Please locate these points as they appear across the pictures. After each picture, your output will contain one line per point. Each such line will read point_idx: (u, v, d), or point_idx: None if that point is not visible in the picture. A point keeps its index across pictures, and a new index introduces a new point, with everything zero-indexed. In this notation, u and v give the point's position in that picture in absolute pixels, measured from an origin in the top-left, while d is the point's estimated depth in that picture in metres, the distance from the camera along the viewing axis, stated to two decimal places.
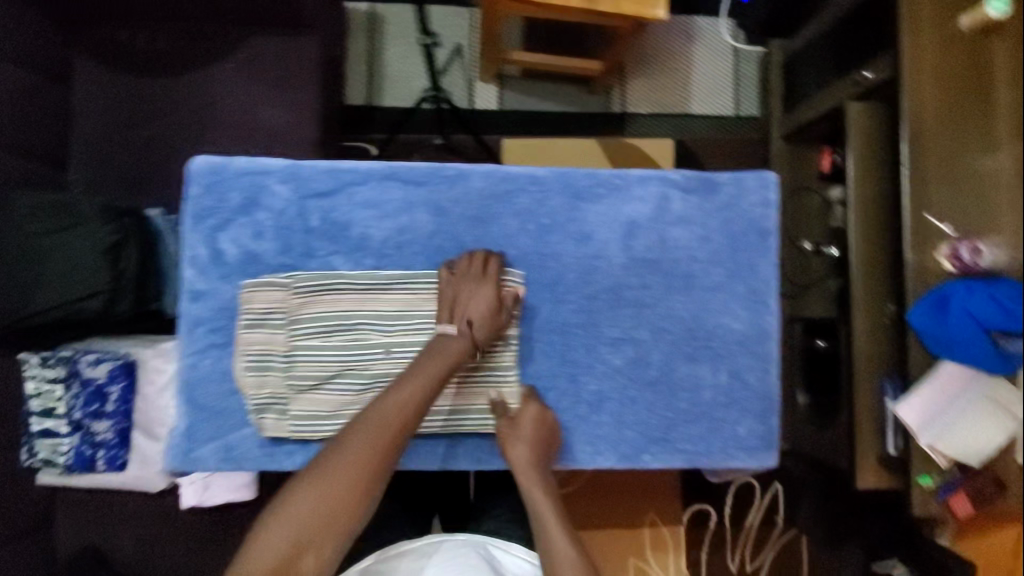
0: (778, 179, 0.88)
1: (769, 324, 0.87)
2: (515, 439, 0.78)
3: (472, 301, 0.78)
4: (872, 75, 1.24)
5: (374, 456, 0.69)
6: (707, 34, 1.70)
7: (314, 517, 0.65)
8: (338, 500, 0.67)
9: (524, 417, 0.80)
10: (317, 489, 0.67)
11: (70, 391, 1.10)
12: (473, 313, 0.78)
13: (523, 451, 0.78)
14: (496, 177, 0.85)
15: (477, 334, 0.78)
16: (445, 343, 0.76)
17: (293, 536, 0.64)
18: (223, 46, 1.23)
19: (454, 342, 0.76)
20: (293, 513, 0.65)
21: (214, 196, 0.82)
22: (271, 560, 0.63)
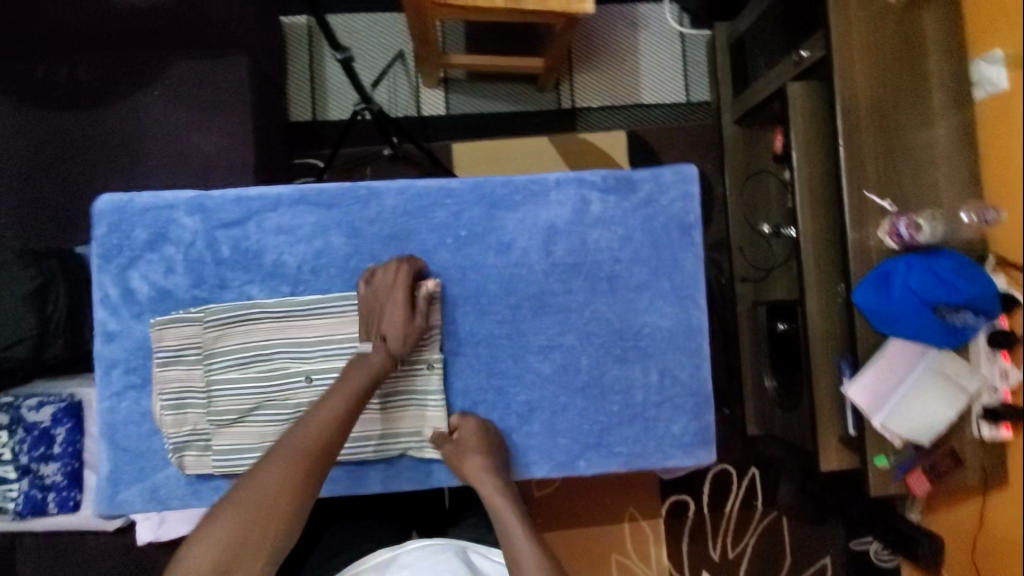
0: (698, 172, 0.86)
1: (698, 320, 0.86)
2: (462, 454, 0.77)
3: (386, 316, 0.77)
4: (807, 54, 1.23)
5: (288, 483, 0.69)
6: (652, 21, 1.68)
7: (231, 551, 0.65)
8: (251, 528, 0.67)
9: (467, 434, 0.79)
10: (231, 520, 0.66)
11: (15, 437, 1.08)
12: (389, 325, 0.77)
13: (474, 464, 0.77)
14: (408, 193, 0.83)
15: (392, 344, 0.77)
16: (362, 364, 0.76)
17: (209, 567, 0.64)
18: (146, 72, 1.20)
19: (377, 355, 0.76)
20: (208, 544, 0.65)
21: (120, 232, 0.81)
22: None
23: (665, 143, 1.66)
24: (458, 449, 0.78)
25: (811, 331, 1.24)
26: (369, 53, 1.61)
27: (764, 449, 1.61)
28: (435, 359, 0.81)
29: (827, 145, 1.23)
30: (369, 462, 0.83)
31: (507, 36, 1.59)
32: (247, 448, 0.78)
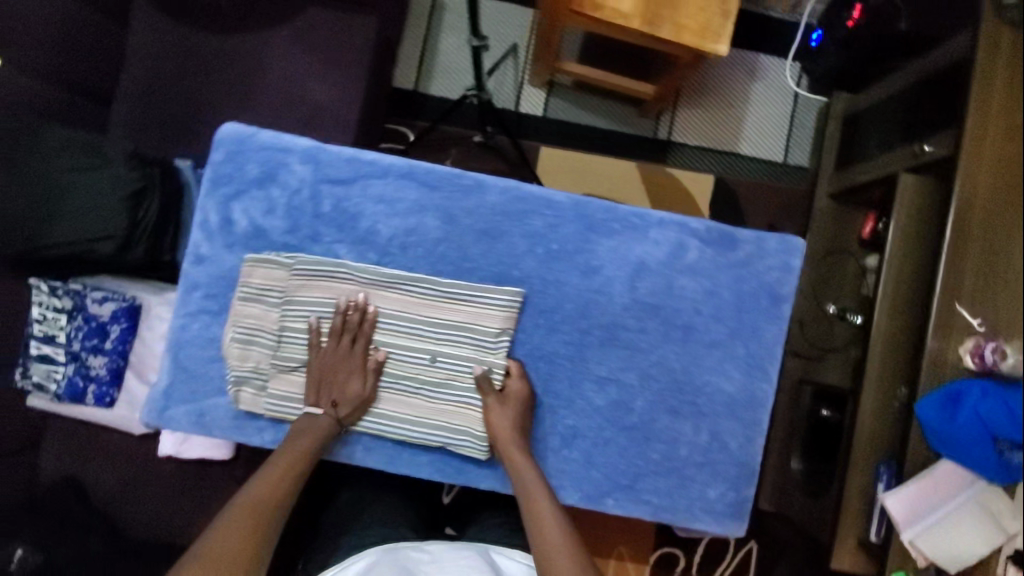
0: (804, 248, 0.83)
1: (763, 392, 0.83)
2: (500, 410, 0.78)
3: (336, 383, 0.79)
4: (932, 149, 1.18)
5: (276, 495, 0.73)
6: (769, 75, 1.65)
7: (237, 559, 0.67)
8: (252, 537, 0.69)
9: (513, 393, 0.79)
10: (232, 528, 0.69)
11: (72, 323, 1.12)
12: (338, 392, 0.79)
13: (508, 426, 0.78)
14: (511, 195, 0.83)
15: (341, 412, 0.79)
16: (310, 424, 0.79)
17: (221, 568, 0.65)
18: (281, 14, 1.27)
19: (324, 420, 0.79)
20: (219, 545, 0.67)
21: (234, 164, 0.83)
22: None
23: (751, 198, 1.64)
24: (502, 403, 0.78)
25: (857, 425, 1.21)
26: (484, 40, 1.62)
27: (770, 526, 1.57)
28: (497, 365, 0.80)
29: (928, 244, 1.20)
30: (407, 443, 0.83)
31: (623, 54, 1.57)
32: (302, 397, 0.81)
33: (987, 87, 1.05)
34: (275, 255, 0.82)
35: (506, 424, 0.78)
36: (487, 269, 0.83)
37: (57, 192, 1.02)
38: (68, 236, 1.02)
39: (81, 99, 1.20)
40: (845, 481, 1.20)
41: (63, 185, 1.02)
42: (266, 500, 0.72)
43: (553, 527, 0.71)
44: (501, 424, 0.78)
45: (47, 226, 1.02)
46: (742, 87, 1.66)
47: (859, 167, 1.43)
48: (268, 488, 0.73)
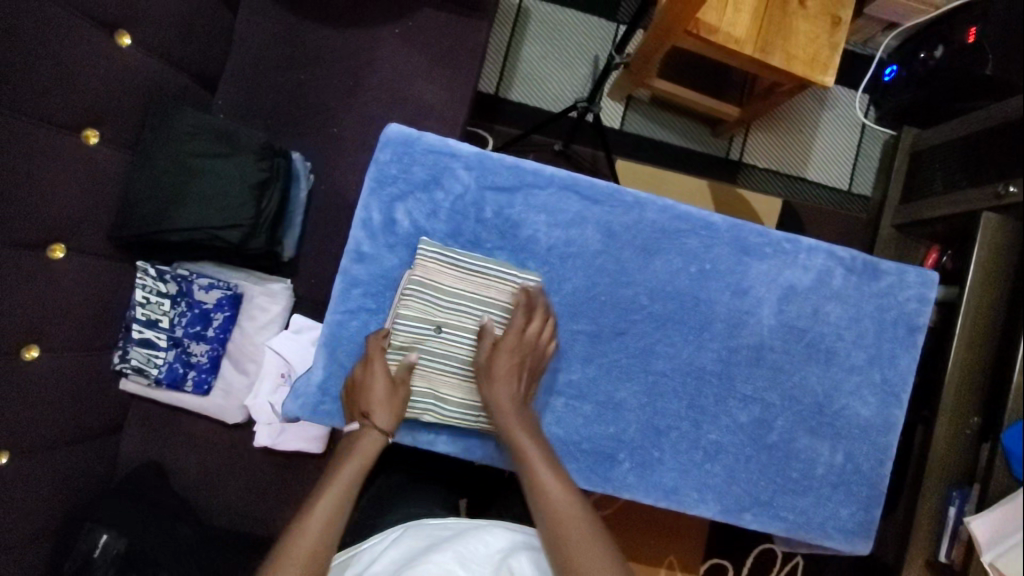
0: (939, 281, 0.88)
1: (894, 417, 0.88)
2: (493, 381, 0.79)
3: (369, 393, 0.78)
4: (1015, 191, 1.22)
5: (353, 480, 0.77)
6: (839, 104, 1.70)
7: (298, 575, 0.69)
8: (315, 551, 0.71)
9: (499, 355, 0.79)
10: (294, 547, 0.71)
11: (176, 309, 1.11)
12: (375, 402, 0.78)
13: (507, 396, 0.79)
14: (670, 214, 0.85)
15: (381, 421, 0.78)
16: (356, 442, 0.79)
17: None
18: (393, 9, 1.24)
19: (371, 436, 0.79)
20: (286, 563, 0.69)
21: (399, 164, 0.84)
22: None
23: (816, 223, 1.68)
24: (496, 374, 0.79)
25: (932, 451, 1.25)
26: (569, 49, 1.63)
27: None
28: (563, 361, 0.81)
29: (1004, 283, 1.24)
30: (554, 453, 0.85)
31: (704, 73, 1.59)
32: (455, 400, 0.82)
33: None
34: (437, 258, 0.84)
35: (506, 390, 0.79)
36: (643, 284, 0.85)
37: (183, 178, 1.02)
38: (192, 223, 1.01)
39: (192, 81, 1.18)
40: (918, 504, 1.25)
41: (192, 169, 1.02)
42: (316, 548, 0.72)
43: (570, 508, 0.74)
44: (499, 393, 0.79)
45: (173, 210, 1.01)
46: (812, 115, 1.70)
47: (925, 202, 1.48)
48: (315, 538, 0.72)
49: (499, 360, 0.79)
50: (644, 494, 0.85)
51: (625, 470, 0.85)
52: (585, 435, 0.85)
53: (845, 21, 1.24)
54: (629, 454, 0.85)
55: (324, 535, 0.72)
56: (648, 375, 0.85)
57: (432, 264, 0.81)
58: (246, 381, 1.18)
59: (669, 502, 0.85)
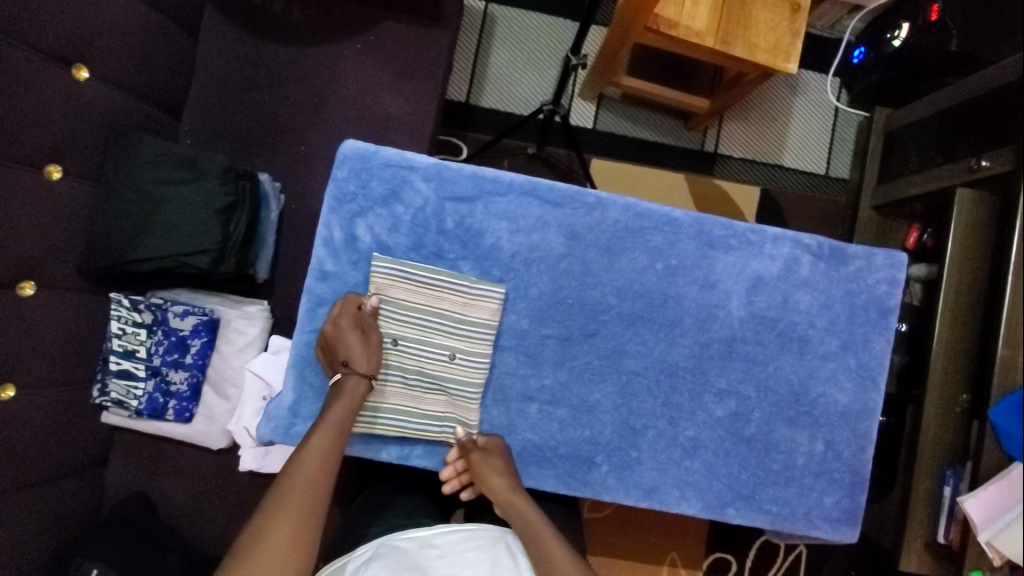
0: (908, 261, 0.87)
1: (873, 402, 0.87)
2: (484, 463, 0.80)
3: (342, 350, 0.78)
4: (987, 164, 1.22)
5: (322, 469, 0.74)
6: (811, 89, 1.70)
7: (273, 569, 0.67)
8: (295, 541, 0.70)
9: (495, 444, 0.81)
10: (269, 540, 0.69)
11: (153, 338, 1.11)
12: (347, 350, 0.78)
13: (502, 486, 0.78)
14: (632, 212, 0.84)
15: (362, 366, 0.78)
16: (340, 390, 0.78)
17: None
18: (354, 25, 1.24)
19: (354, 380, 0.77)
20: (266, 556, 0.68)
21: (357, 180, 0.83)
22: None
23: (795, 210, 1.68)
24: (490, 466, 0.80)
25: (922, 432, 1.24)
26: (536, 52, 1.63)
27: None
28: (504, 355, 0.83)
29: (983, 258, 1.24)
30: (532, 460, 0.85)
31: (672, 67, 1.59)
32: (417, 412, 0.82)
33: None
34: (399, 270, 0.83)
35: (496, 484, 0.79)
36: (610, 284, 0.84)
37: (147, 206, 1.01)
38: (159, 251, 1.01)
39: (156, 109, 1.18)
40: (912, 486, 1.25)
41: (157, 197, 1.01)
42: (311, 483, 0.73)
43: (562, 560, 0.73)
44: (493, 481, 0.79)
45: (139, 239, 1.00)
46: (784, 101, 1.70)
47: (902, 181, 1.48)
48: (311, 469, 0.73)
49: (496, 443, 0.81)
50: (625, 494, 0.85)
51: (604, 472, 0.85)
52: (560, 438, 0.84)
53: (806, 7, 1.24)
54: (606, 457, 0.85)
55: (322, 470, 0.74)
56: (621, 375, 0.85)
57: (381, 283, 0.81)
58: (227, 407, 1.17)
59: (651, 501, 0.85)
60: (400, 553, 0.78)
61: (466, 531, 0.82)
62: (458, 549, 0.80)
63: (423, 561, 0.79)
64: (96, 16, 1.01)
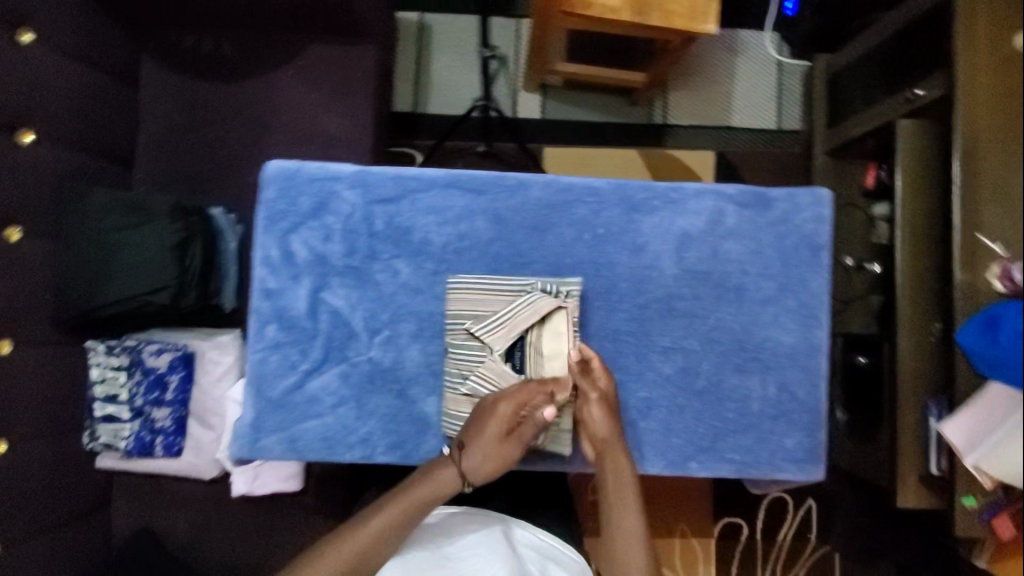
0: (832, 196, 0.88)
1: (819, 339, 0.87)
2: (596, 400, 0.81)
3: (484, 435, 0.78)
4: (924, 92, 1.23)
5: (429, 492, 0.79)
6: (749, 48, 1.71)
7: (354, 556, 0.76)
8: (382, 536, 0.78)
9: (488, 432, 0.77)
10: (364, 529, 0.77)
11: (132, 379, 1.15)
12: (473, 452, 0.78)
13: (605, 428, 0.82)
14: (554, 188, 0.87)
15: (467, 462, 0.78)
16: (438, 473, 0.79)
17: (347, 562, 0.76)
18: (285, 55, 1.31)
19: (448, 472, 0.78)
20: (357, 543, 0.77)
21: (285, 199, 0.87)
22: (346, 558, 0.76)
23: (752, 168, 1.70)
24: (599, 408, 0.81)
25: (900, 367, 1.23)
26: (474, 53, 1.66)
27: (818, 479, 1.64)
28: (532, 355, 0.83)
29: (933, 186, 1.25)
30: None
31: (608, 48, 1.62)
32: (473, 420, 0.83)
33: (972, 25, 1.11)
34: (339, 279, 0.86)
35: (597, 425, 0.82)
36: (541, 262, 0.87)
37: (103, 255, 1.04)
38: (122, 294, 1.04)
39: (109, 162, 1.23)
40: (898, 421, 1.23)
41: (111, 245, 1.04)
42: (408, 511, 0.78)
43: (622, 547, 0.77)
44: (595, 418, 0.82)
45: (101, 288, 1.03)
46: (726, 62, 1.72)
47: (849, 122, 1.50)
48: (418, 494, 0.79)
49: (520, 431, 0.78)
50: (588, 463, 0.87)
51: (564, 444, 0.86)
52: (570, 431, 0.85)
53: None
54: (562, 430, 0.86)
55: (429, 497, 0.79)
56: None
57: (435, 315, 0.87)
58: (214, 436, 1.19)
59: None
60: (412, 528, 0.89)
61: (470, 517, 0.92)
62: (460, 530, 0.90)
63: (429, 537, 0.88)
64: (32, 82, 1.05)
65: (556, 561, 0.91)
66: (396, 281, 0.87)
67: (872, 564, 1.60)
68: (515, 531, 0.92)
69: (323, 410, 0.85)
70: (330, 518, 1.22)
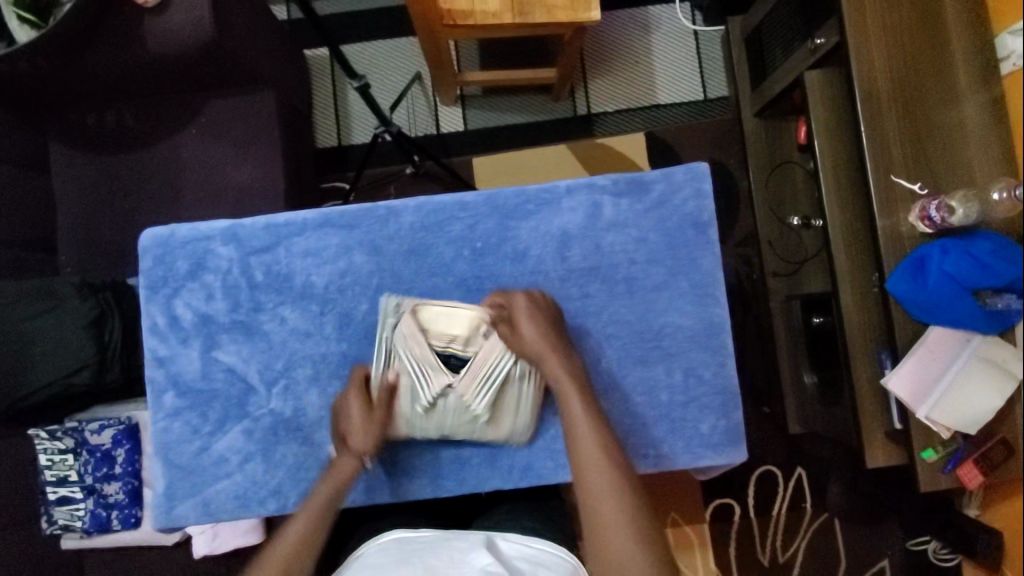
0: (707, 168, 0.94)
1: (717, 316, 0.93)
2: (576, 396, 0.81)
3: (347, 421, 0.87)
4: (823, 41, 1.21)
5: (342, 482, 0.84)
6: (663, 23, 1.68)
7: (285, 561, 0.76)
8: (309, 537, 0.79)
9: (354, 420, 0.86)
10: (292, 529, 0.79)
11: (79, 460, 1.16)
12: (351, 422, 0.86)
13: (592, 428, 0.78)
14: (423, 212, 0.93)
15: (355, 446, 0.86)
16: (336, 466, 0.85)
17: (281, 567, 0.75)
18: (184, 113, 1.29)
19: (348, 459, 0.85)
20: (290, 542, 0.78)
21: (163, 266, 0.94)
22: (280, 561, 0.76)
23: (685, 143, 1.65)
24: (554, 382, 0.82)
25: (845, 324, 1.19)
26: (388, 77, 1.64)
27: (807, 447, 1.56)
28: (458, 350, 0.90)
29: (849, 134, 1.20)
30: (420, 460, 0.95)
31: (516, 48, 1.59)
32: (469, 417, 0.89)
33: None
34: (227, 336, 0.93)
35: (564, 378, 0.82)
36: (419, 286, 0.94)
37: (23, 344, 1.06)
38: (45, 380, 1.07)
39: (30, 250, 1.25)
40: (853, 379, 1.18)
41: (27, 333, 1.07)
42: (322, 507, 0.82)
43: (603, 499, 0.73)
44: (577, 415, 0.80)
45: (25, 374, 1.06)
46: (641, 41, 1.68)
47: (770, 80, 1.45)
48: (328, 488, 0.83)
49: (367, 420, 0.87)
50: (505, 478, 0.95)
51: (476, 464, 0.95)
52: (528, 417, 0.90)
53: None
54: (474, 451, 0.95)
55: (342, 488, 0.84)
56: None
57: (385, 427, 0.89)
58: None
59: (530, 477, 0.95)
60: (390, 551, 0.81)
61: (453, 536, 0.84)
62: (442, 546, 0.81)
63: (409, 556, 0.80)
64: None
65: (551, 567, 0.79)
66: (284, 328, 0.93)
67: (873, 527, 1.53)
68: (501, 543, 0.83)
69: (232, 468, 0.92)
70: None
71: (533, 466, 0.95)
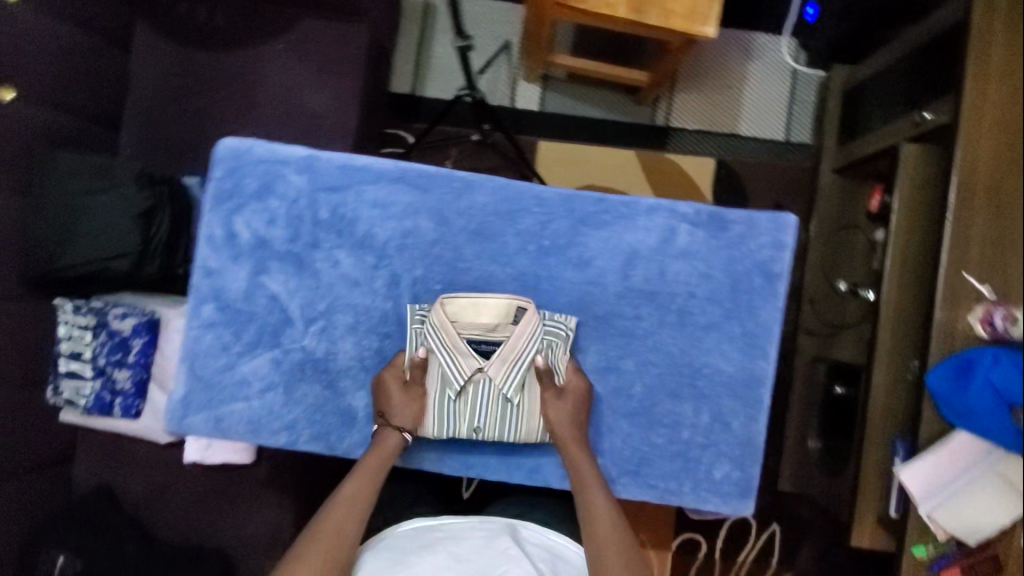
0: (793, 223, 0.94)
1: (759, 370, 0.95)
2: (597, 485, 0.86)
3: (385, 396, 0.90)
4: (931, 117, 1.16)
5: (382, 459, 0.88)
6: (765, 52, 1.63)
7: (342, 527, 0.81)
8: (355, 507, 0.84)
9: (394, 394, 0.90)
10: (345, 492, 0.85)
11: (97, 340, 1.16)
12: (391, 404, 0.90)
13: (607, 510, 0.83)
14: (499, 194, 0.94)
15: (396, 420, 0.89)
16: (384, 442, 0.89)
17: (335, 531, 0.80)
18: (274, 26, 1.27)
19: (390, 435, 0.89)
20: (339, 508, 0.83)
21: (234, 178, 0.94)
22: (332, 529, 0.81)
23: (755, 180, 1.61)
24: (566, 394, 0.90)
25: (869, 403, 1.17)
26: (477, 37, 1.60)
27: (791, 506, 1.56)
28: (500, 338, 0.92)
29: (931, 218, 1.17)
30: None
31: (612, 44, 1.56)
32: (492, 406, 0.90)
33: (985, 51, 1.04)
34: (278, 265, 0.94)
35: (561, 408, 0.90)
36: (477, 265, 0.95)
37: (70, 216, 1.07)
38: (85, 257, 1.08)
39: (95, 123, 1.25)
40: (861, 458, 1.17)
41: (79, 208, 1.07)
42: (372, 475, 0.87)
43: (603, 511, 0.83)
44: (596, 495, 0.85)
45: (67, 248, 1.07)
46: (739, 65, 1.63)
47: (861, 140, 1.40)
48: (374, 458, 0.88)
49: (407, 394, 0.90)
50: (511, 473, 0.96)
51: (485, 451, 0.96)
52: None
53: None
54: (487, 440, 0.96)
55: (383, 459, 0.88)
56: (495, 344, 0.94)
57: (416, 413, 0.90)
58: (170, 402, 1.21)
59: (535, 478, 0.96)
60: (414, 536, 0.85)
61: (475, 524, 0.87)
62: (465, 536, 0.85)
63: (434, 541, 0.84)
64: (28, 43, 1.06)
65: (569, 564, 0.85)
66: (335, 271, 0.94)
67: None
68: (522, 533, 0.88)
69: (252, 393, 0.94)
70: (278, 492, 1.25)
71: (540, 468, 0.96)
